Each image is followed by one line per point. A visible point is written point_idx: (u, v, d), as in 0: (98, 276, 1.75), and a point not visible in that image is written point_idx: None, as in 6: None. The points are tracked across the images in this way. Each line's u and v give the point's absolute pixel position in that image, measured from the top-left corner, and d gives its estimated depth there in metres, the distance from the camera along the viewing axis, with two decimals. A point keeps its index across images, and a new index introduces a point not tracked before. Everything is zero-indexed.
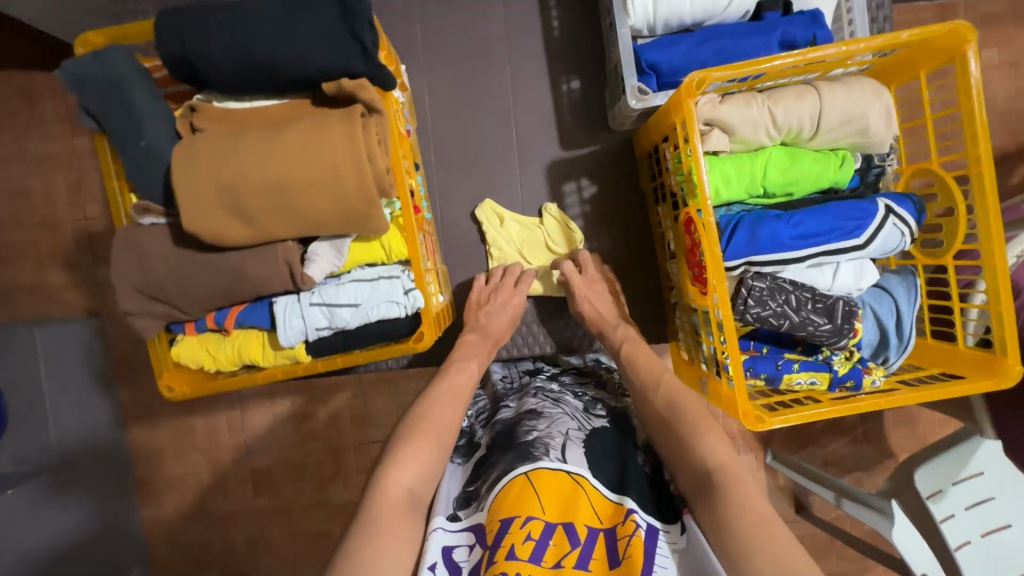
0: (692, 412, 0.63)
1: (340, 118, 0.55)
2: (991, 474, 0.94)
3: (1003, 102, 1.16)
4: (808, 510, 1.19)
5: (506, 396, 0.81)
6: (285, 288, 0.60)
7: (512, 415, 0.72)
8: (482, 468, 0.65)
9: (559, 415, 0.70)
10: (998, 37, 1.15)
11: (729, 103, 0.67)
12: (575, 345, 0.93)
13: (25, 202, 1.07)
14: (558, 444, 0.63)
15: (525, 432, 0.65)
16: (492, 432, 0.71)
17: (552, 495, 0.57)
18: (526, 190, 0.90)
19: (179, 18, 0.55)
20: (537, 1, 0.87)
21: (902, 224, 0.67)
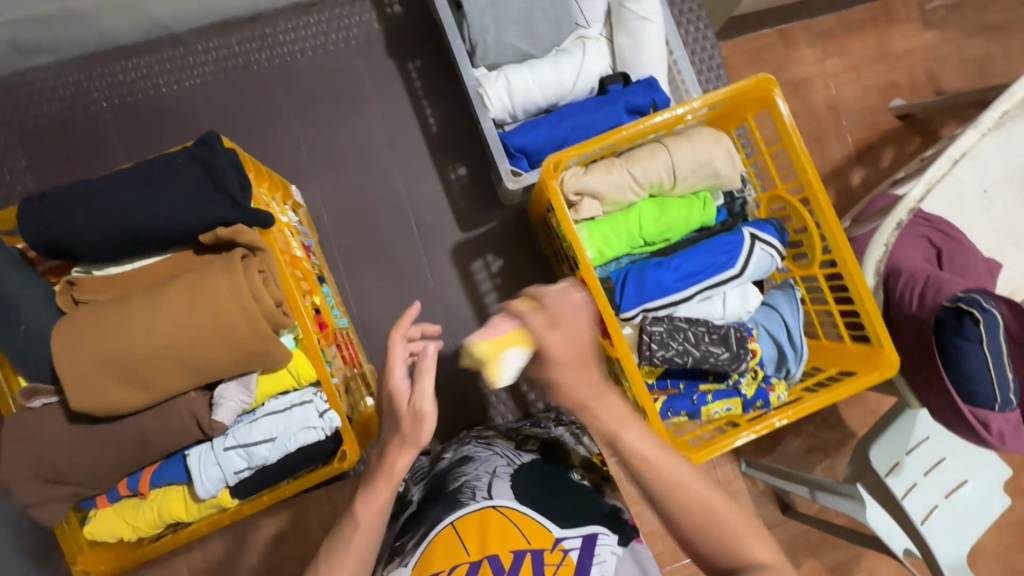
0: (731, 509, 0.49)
1: (221, 267, 0.57)
2: (934, 438, 1.01)
3: (856, 101, 1.43)
4: (793, 509, 1.19)
5: (444, 449, 0.84)
6: (196, 439, 0.60)
7: (445, 466, 0.76)
8: (411, 523, 0.69)
9: (489, 456, 0.74)
10: (835, 48, 1.43)
11: (593, 172, 0.73)
12: (532, 406, 0.94)
13: None
14: (484, 484, 0.68)
15: (455, 478, 0.71)
16: (424, 487, 0.75)
17: (475, 534, 0.63)
18: (437, 277, 0.93)
19: (42, 204, 0.56)
20: (410, 103, 0.94)
21: (768, 247, 0.75)
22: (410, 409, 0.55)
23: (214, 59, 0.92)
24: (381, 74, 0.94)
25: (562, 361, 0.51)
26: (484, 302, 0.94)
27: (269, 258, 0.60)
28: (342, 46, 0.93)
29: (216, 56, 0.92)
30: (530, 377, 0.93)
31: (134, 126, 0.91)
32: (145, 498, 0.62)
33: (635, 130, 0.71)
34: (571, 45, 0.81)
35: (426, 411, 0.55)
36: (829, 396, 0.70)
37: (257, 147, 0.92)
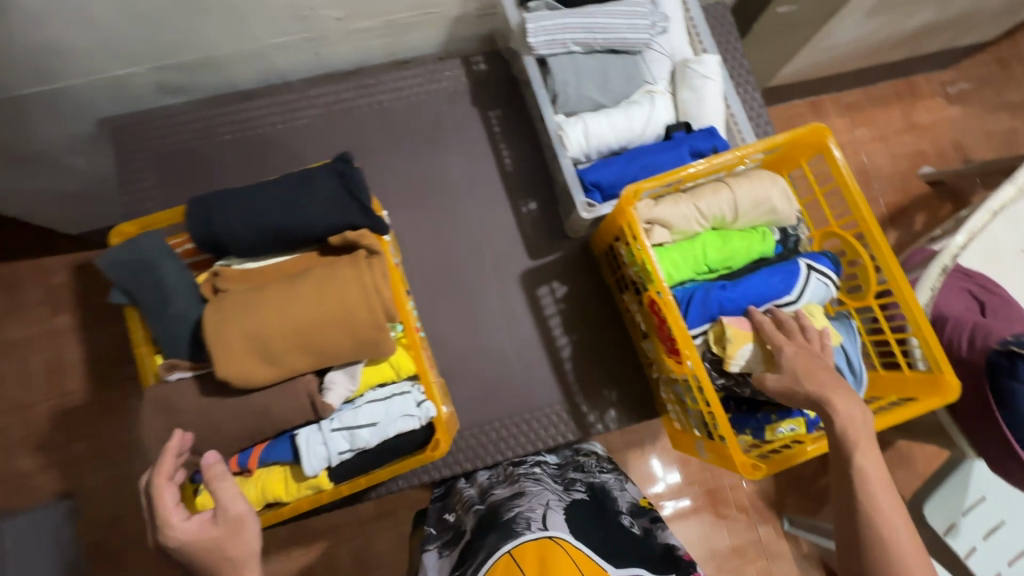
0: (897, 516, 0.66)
1: (348, 264, 0.65)
2: (991, 496, 1.09)
3: None
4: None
5: (494, 485, 0.87)
6: (306, 419, 0.66)
7: (500, 497, 0.81)
8: (467, 553, 0.71)
9: (540, 491, 0.80)
10: None
11: (663, 204, 0.81)
12: (591, 423, 0.97)
13: (91, 377, 1.32)
14: (538, 516, 0.73)
15: (510, 509, 0.75)
16: (477, 516, 0.78)
17: (535, 562, 0.65)
18: (506, 301, 1.01)
19: (204, 203, 0.66)
20: (489, 145, 1.06)
21: (824, 277, 0.81)
22: (226, 518, 0.56)
23: (322, 103, 1.07)
24: (464, 119, 1.07)
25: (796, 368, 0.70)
26: (549, 326, 1.00)
27: (383, 262, 0.68)
28: (432, 95, 1.07)
29: (323, 100, 1.07)
30: (590, 396, 0.97)
31: (250, 154, 1.04)
32: (251, 476, 0.68)
33: (703, 167, 0.80)
34: (640, 98, 0.92)
35: (241, 506, 0.57)
36: (891, 415, 0.74)
37: None
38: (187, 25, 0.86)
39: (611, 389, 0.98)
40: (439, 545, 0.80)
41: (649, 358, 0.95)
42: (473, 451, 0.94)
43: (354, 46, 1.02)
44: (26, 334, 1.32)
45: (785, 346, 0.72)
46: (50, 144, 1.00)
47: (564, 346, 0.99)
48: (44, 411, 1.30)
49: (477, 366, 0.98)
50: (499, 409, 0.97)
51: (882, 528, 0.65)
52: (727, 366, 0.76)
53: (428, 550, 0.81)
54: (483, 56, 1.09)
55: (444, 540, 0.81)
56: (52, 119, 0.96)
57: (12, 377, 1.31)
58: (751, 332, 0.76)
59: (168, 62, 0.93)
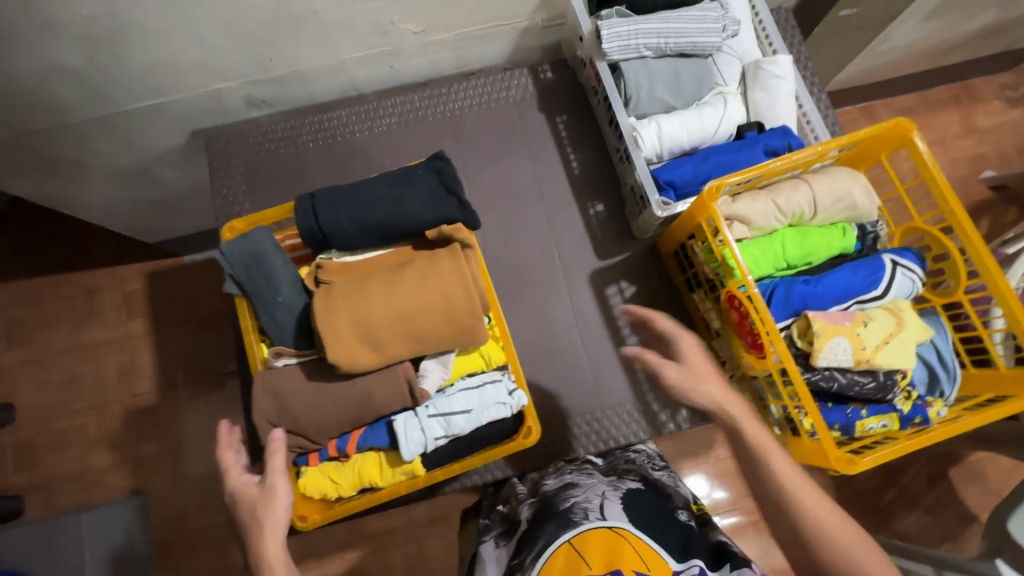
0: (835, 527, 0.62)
1: (446, 255, 0.69)
2: None
3: None
4: None
5: (546, 476, 0.87)
6: (403, 405, 0.68)
7: (553, 488, 0.80)
8: (524, 542, 0.72)
9: (593, 483, 0.80)
10: None
11: (741, 200, 0.82)
12: (662, 421, 0.97)
13: (164, 380, 1.38)
14: (596, 506, 0.72)
15: (565, 500, 0.75)
16: (534, 507, 0.78)
17: (598, 553, 0.63)
18: (575, 299, 1.02)
19: (313, 200, 0.71)
20: (556, 149, 1.09)
21: (909, 271, 0.80)
22: (265, 486, 0.63)
23: (395, 113, 1.12)
24: (530, 125, 1.10)
25: (695, 362, 0.74)
26: (618, 325, 1.01)
27: (476, 255, 0.71)
28: (499, 102, 1.11)
29: (397, 110, 1.12)
30: (661, 395, 0.97)
31: (331, 165, 1.11)
32: (347, 461, 0.70)
33: (783, 163, 0.81)
34: (711, 99, 0.93)
35: (277, 486, 0.62)
36: (990, 414, 0.71)
37: None
38: (281, 41, 0.92)
39: None
40: (495, 535, 0.81)
41: (720, 356, 0.95)
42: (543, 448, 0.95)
43: (426, 59, 1.07)
44: (103, 336, 1.39)
45: (685, 335, 0.77)
46: (145, 153, 1.08)
47: (634, 344, 0.99)
48: (117, 410, 1.36)
49: (546, 364, 0.99)
50: (568, 406, 0.97)
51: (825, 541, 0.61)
52: (814, 362, 0.74)
53: (484, 540, 0.81)
54: (549, 65, 1.13)
55: (500, 531, 0.81)
56: (150, 130, 1.03)
57: (89, 377, 1.37)
58: (839, 326, 0.74)
59: (260, 76, 1.00)
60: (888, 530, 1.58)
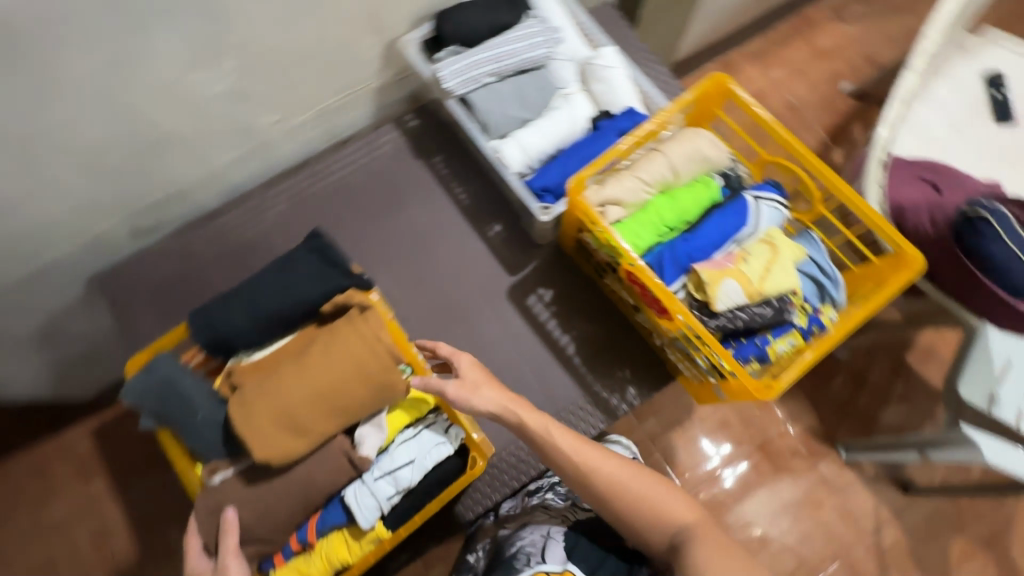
0: (643, 491, 0.75)
1: (346, 324, 0.71)
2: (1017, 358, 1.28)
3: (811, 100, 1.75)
4: (912, 486, 1.60)
5: (508, 518, 0.97)
6: (349, 476, 0.69)
7: (507, 532, 0.91)
8: None
9: (544, 520, 0.90)
10: None
11: (607, 185, 0.88)
12: (614, 405, 1.01)
13: (139, 533, 1.32)
14: (539, 548, 0.83)
15: (512, 544, 0.86)
16: (490, 553, 0.91)
17: None
18: (501, 319, 1.06)
19: (205, 312, 0.72)
20: (443, 188, 1.13)
21: (771, 202, 0.87)
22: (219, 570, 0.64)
23: (282, 199, 1.13)
24: (413, 172, 1.14)
25: (473, 372, 0.75)
26: (548, 330, 1.05)
27: (377, 314, 0.73)
28: (378, 160, 1.15)
29: (284, 196, 1.13)
30: (606, 381, 1.01)
31: (232, 265, 1.10)
32: (312, 550, 0.71)
33: (630, 143, 0.88)
34: (559, 103, 1.00)
35: (229, 567, 0.64)
36: (872, 306, 0.78)
37: None
38: (143, 165, 0.95)
39: (624, 368, 1.02)
40: None
41: (647, 328, 1.00)
42: None
43: (297, 140, 1.14)
44: (62, 513, 1.32)
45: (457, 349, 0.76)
46: (46, 314, 1.06)
47: (568, 342, 1.03)
48: None
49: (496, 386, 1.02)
50: None
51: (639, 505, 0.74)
52: (715, 307, 0.79)
53: None
54: (412, 113, 1.18)
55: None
56: (43, 290, 1.02)
57: (56, 561, 1.29)
58: (723, 270, 0.80)
59: (136, 205, 1.01)
60: (873, 429, 1.66)
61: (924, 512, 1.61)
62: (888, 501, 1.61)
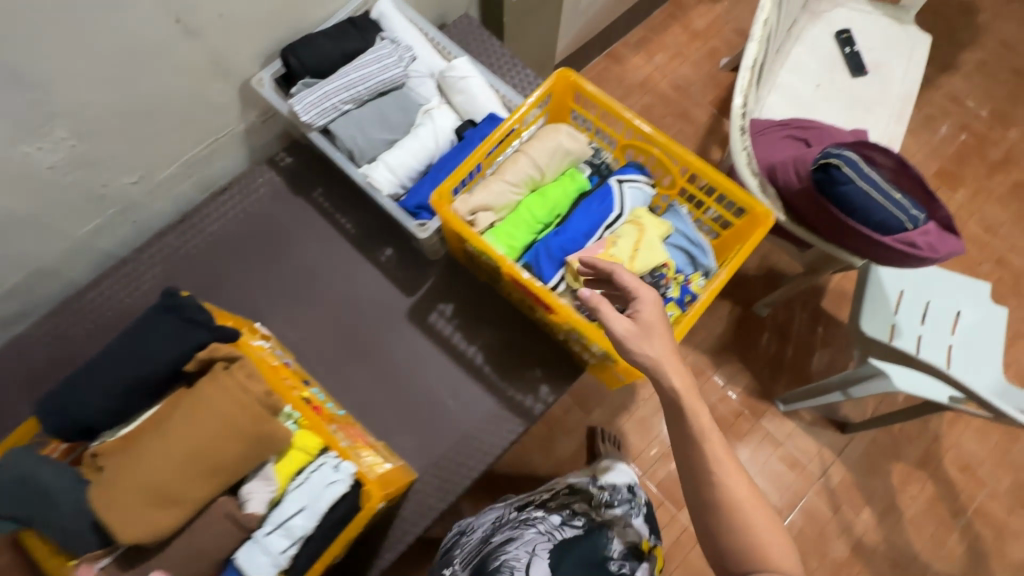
0: (760, 524, 0.60)
1: (209, 380, 0.67)
2: (904, 292, 1.44)
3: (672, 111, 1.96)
4: (849, 424, 1.67)
5: (491, 532, 0.95)
6: (237, 539, 0.66)
7: (489, 545, 0.90)
8: None
9: (532, 534, 0.89)
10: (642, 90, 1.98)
11: (476, 192, 0.88)
12: (527, 405, 1.01)
13: None
14: (524, 564, 0.83)
15: (496, 558, 0.85)
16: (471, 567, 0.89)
17: None
18: (406, 342, 1.04)
19: (55, 397, 0.68)
20: (327, 220, 1.11)
21: (634, 183, 0.90)
22: None
23: (161, 260, 1.09)
24: (295, 211, 1.12)
25: (651, 321, 0.69)
26: (453, 344, 1.04)
27: (245, 363, 0.70)
28: (257, 204, 1.11)
29: (161, 255, 1.08)
30: (518, 385, 1.01)
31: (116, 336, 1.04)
32: None
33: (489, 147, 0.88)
34: (422, 119, 1.00)
35: None
36: (733, 266, 0.82)
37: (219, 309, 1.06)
38: None
39: (534, 368, 1.02)
40: None
41: (547, 325, 1.00)
42: (436, 485, 0.96)
43: (168, 197, 1.09)
44: None
45: (649, 287, 0.70)
46: None
47: (475, 353, 1.03)
48: None
49: (409, 410, 1.01)
50: (444, 442, 0.99)
51: (749, 531, 0.60)
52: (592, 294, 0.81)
53: None
54: (286, 151, 1.16)
55: None
56: None
57: None
58: (595, 256, 0.82)
59: None
60: (803, 378, 1.74)
61: (861, 446, 1.69)
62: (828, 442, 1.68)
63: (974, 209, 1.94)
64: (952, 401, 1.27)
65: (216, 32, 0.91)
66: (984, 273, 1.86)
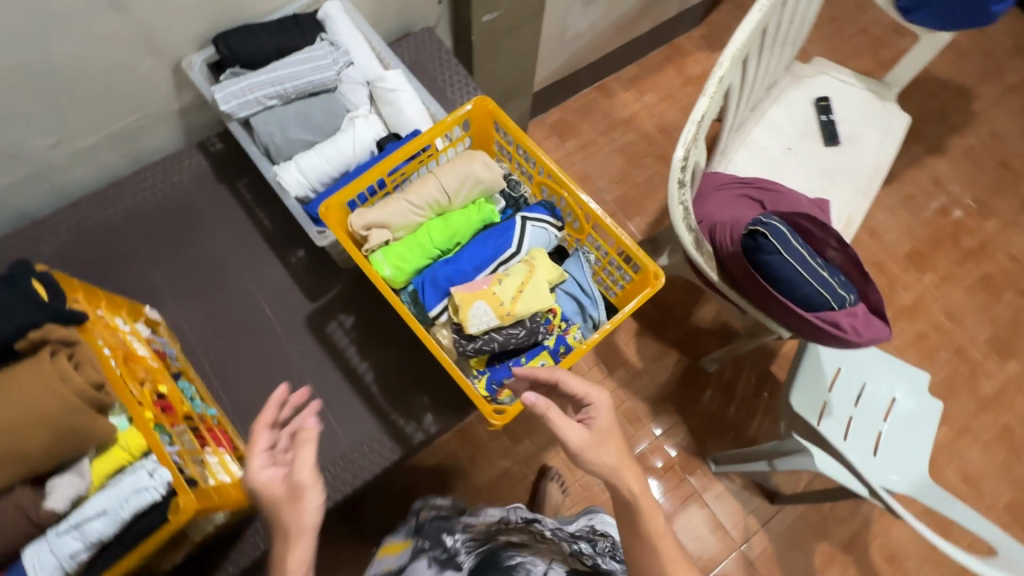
0: None
1: (31, 363, 0.64)
2: (840, 367, 1.36)
3: (654, 149, 1.94)
4: (780, 495, 1.61)
5: (494, 533, 1.00)
6: (27, 532, 0.63)
7: (497, 544, 0.95)
8: None
9: (541, 553, 0.93)
10: (625, 125, 1.97)
11: (374, 208, 0.85)
12: (409, 431, 0.97)
13: None
14: (539, 570, 0.87)
15: (511, 557, 0.89)
16: (476, 558, 0.93)
17: None
18: (298, 349, 1.01)
19: None
20: (246, 213, 1.09)
21: (539, 223, 0.87)
22: None
23: (66, 226, 1.05)
24: (216, 198, 1.10)
25: (606, 429, 0.71)
26: (347, 357, 1.01)
27: (79, 350, 0.68)
28: (178, 186, 1.10)
29: (68, 223, 1.05)
30: (402, 410, 0.98)
31: None
32: None
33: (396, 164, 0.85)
34: (345, 126, 0.99)
35: None
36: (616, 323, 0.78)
37: (116, 286, 1.03)
38: None
39: (422, 395, 0.99)
40: (430, 557, 0.98)
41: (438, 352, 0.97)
42: None
43: (90, 167, 1.06)
44: None
45: (601, 393, 0.71)
46: None
47: (366, 369, 1.00)
48: None
49: None
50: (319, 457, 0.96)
51: None
52: (467, 331, 0.78)
53: (416, 558, 0.99)
54: (220, 137, 1.14)
55: (434, 555, 0.98)
56: None
57: None
58: (478, 291, 0.79)
59: None
60: (740, 441, 1.69)
61: (790, 518, 1.63)
62: (755, 510, 1.62)
63: (939, 293, 1.85)
64: (871, 497, 1.11)
65: (146, 9, 0.88)
66: (941, 360, 1.78)
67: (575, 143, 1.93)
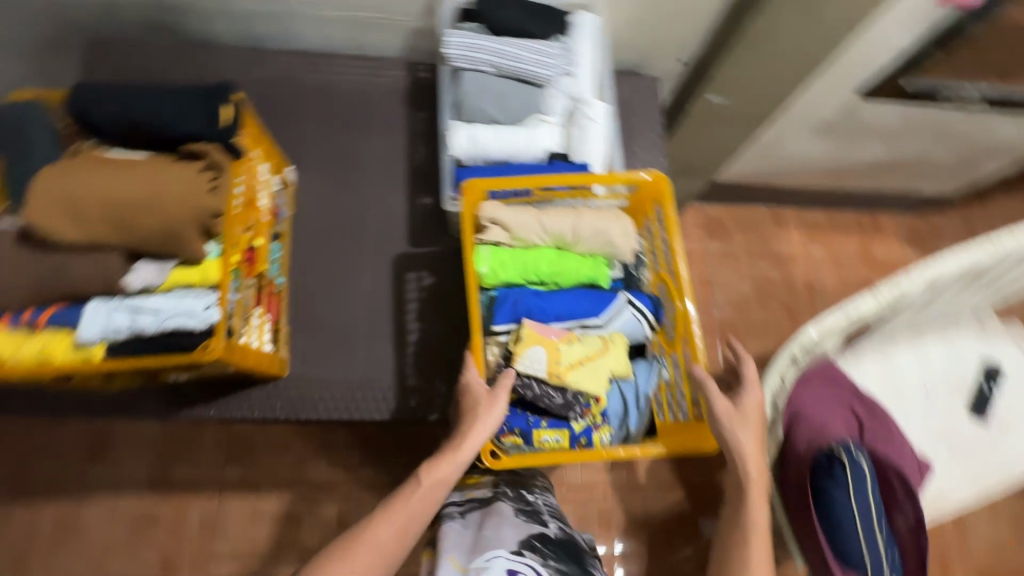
0: None
1: (184, 166, 0.74)
2: None
3: (788, 299, 1.81)
4: None
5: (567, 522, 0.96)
6: (101, 290, 0.72)
7: (577, 538, 0.90)
8: (554, 554, 0.82)
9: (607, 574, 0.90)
10: (776, 261, 1.85)
11: (508, 208, 0.86)
12: (414, 406, 1.01)
13: None
14: None
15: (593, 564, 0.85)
16: (563, 533, 0.88)
17: None
18: (373, 276, 1.07)
19: (86, 93, 0.78)
20: (407, 141, 1.16)
21: (638, 313, 0.86)
22: None
23: (275, 67, 1.16)
24: (393, 115, 1.17)
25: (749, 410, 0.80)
26: (406, 310, 1.05)
27: (221, 179, 0.76)
28: (372, 87, 1.18)
29: (275, 66, 1.17)
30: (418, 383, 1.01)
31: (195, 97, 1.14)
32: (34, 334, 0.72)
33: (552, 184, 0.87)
34: (531, 122, 1.01)
35: None
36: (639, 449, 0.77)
37: (278, 136, 1.14)
38: None
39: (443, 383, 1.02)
40: (514, 502, 0.89)
41: None
42: (293, 392, 1.00)
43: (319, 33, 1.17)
44: None
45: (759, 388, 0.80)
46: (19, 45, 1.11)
47: (413, 330, 1.04)
48: None
49: (331, 325, 1.04)
50: (333, 373, 1.02)
51: None
52: (514, 364, 0.79)
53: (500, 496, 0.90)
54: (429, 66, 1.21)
55: (518, 502, 0.90)
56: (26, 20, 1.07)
57: None
58: (544, 337, 0.79)
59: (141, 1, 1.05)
60: None
61: None
62: None
63: None
64: None
65: None
66: None
67: (718, 248, 1.84)
